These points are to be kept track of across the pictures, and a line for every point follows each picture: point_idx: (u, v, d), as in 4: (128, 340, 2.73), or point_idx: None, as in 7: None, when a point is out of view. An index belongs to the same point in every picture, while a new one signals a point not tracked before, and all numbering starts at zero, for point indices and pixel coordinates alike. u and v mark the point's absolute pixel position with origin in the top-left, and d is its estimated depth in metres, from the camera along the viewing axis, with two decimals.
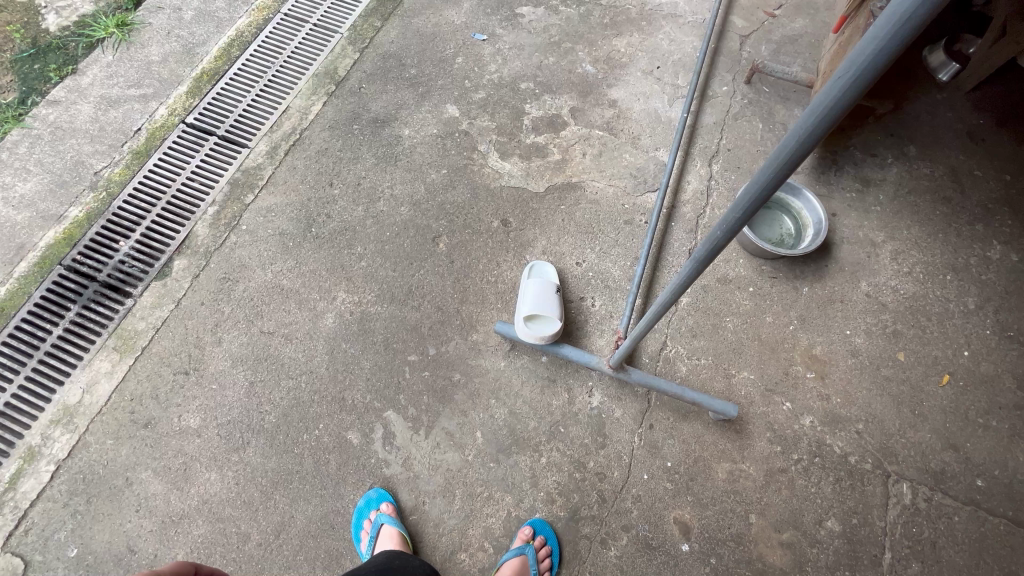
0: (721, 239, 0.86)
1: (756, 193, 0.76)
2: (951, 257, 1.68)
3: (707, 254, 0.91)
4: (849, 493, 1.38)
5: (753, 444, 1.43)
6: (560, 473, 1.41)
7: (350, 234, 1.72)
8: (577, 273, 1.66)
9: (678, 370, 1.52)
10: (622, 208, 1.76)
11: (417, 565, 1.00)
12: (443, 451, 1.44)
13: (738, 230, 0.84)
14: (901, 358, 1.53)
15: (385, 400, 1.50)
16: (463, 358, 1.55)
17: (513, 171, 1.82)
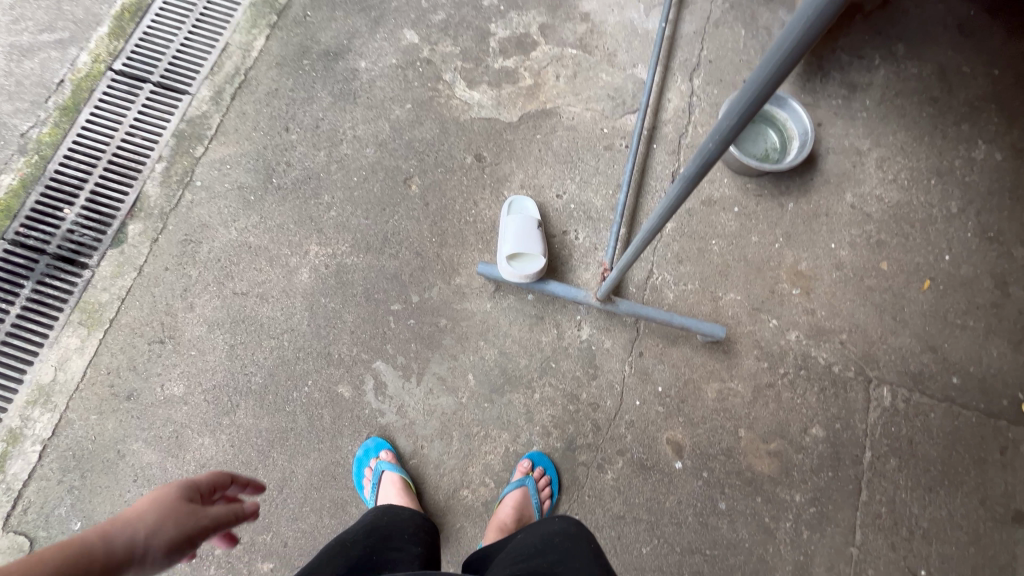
0: (712, 154, 0.78)
1: (751, 97, 0.67)
2: (936, 161, 1.64)
3: (697, 171, 0.83)
4: (833, 401, 1.42)
5: (740, 362, 1.45)
6: (555, 406, 1.42)
7: (315, 182, 1.61)
8: (559, 205, 1.59)
9: (666, 297, 1.51)
10: (600, 133, 1.66)
11: (406, 518, 1.02)
12: (437, 396, 1.44)
13: (730, 141, 0.76)
14: (884, 268, 1.54)
15: (373, 351, 1.47)
16: (448, 302, 1.51)
17: (483, 101, 1.69)
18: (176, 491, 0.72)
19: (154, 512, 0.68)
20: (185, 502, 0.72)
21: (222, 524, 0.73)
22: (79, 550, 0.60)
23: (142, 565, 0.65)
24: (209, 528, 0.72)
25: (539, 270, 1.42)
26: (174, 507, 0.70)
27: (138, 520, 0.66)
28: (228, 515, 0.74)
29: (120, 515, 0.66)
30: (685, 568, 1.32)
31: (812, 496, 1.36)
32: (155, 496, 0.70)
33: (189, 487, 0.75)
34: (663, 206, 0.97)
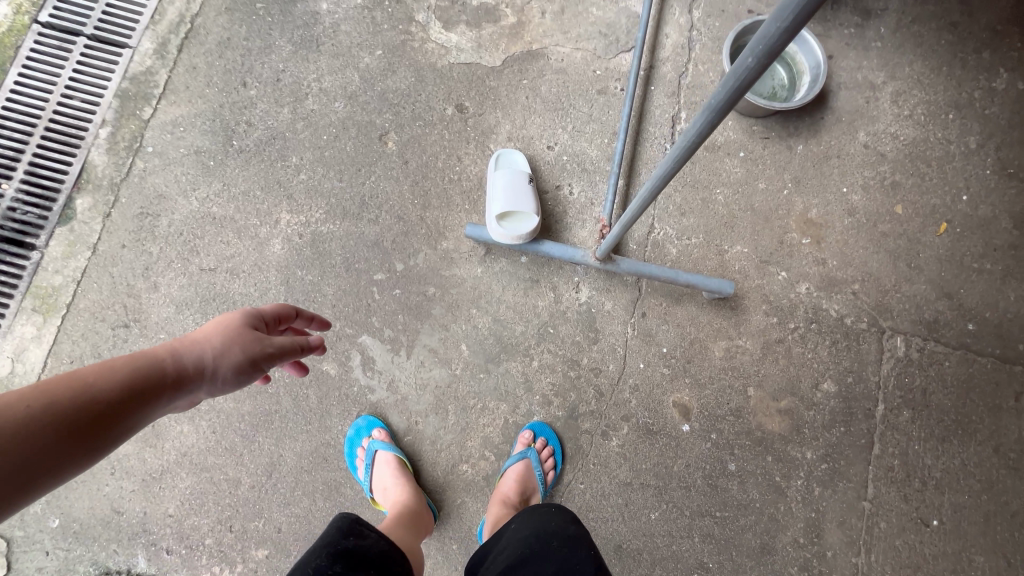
0: (748, 76, 0.60)
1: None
2: (955, 92, 1.52)
3: (726, 101, 0.66)
4: (845, 354, 1.36)
5: (749, 318, 1.37)
6: (554, 373, 1.34)
7: (280, 142, 1.46)
8: (550, 158, 1.46)
9: (669, 253, 1.41)
10: (593, 75, 1.51)
11: (371, 544, 0.91)
12: (429, 369, 1.35)
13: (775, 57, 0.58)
14: (899, 211, 1.44)
15: (357, 325, 1.37)
16: (435, 269, 1.40)
17: (462, 44, 1.52)
18: (241, 321, 0.85)
19: (221, 337, 0.81)
20: (250, 331, 0.84)
21: (283, 351, 0.85)
22: (159, 361, 0.75)
23: (217, 379, 0.79)
24: (272, 354, 0.83)
25: (532, 230, 1.30)
26: (238, 335, 0.82)
27: (209, 341, 0.80)
28: (288, 345, 0.85)
29: (195, 336, 0.80)
30: (695, 531, 1.29)
31: (824, 453, 1.32)
32: (221, 324, 0.83)
33: (249, 321, 0.87)
34: (679, 148, 0.80)
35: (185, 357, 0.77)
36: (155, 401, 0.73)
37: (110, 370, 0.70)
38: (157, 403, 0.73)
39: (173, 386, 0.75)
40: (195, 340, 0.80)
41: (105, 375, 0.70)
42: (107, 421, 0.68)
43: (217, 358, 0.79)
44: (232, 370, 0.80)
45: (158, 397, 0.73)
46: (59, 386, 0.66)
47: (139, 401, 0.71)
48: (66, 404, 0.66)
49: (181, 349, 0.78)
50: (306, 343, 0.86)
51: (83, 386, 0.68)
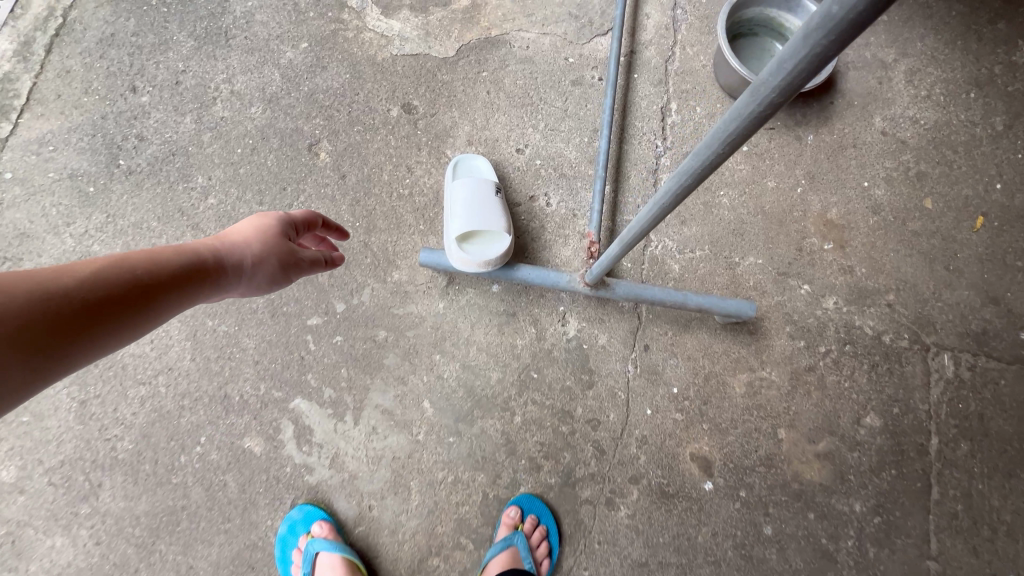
0: None
1: None
2: (973, 69, 1.33)
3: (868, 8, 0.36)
4: (887, 380, 1.13)
5: (771, 344, 1.14)
6: (542, 430, 1.07)
7: (181, 158, 1.16)
8: (520, 163, 1.21)
9: (670, 270, 1.16)
10: (565, 63, 1.27)
11: None
12: (384, 436, 1.06)
13: None
14: (928, 206, 1.24)
15: (288, 387, 1.07)
16: (385, 308, 1.12)
17: (406, 32, 1.26)
18: (280, 226, 0.77)
19: (261, 241, 0.74)
20: (287, 237, 0.78)
21: (316, 263, 0.81)
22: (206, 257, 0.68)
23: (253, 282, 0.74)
24: (306, 265, 0.80)
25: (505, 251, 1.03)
26: (276, 241, 0.76)
27: (249, 242, 0.73)
28: (318, 258, 0.82)
29: (234, 235, 0.73)
30: None
31: (875, 503, 1.08)
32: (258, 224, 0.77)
33: (285, 224, 0.79)
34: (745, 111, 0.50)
35: (229, 257, 0.70)
36: (199, 297, 0.67)
37: (153, 257, 0.63)
38: (199, 298, 0.67)
39: (215, 285, 0.68)
40: (234, 240, 0.73)
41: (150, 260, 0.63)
42: (153, 310, 0.62)
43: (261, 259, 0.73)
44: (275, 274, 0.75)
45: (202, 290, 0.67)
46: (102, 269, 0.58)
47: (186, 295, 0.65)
48: (115, 286, 0.58)
49: (218, 246, 0.70)
50: (333, 259, 0.83)
51: (126, 271, 0.60)
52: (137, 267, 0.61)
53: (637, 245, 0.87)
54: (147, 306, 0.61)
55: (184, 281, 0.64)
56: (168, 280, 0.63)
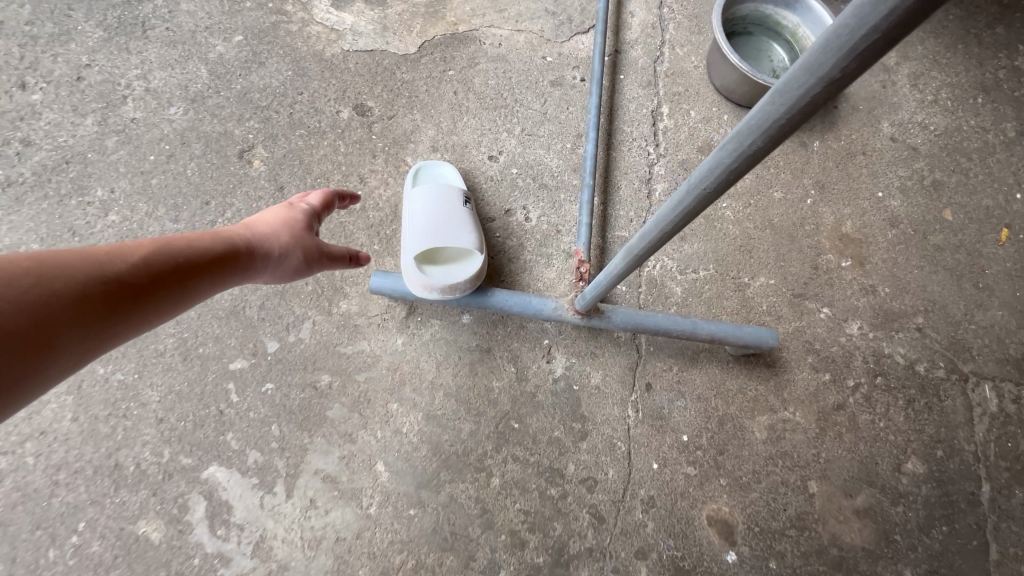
0: None
1: None
2: (977, 73, 1.25)
3: None
4: (926, 417, 0.97)
5: (792, 378, 0.97)
6: (526, 495, 0.86)
7: (78, 167, 0.94)
8: (494, 173, 1.04)
9: (672, 294, 0.99)
10: (543, 62, 1.12)
11: None
12: (325, 511, 0.83)
13: None
14: (949, 218, 1.11)
15: (200, 451, 0.84)
16: (330, 347, 0.90)
17: (359, 26, 1.10)
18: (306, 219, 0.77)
19: (289, 233, 0.74)
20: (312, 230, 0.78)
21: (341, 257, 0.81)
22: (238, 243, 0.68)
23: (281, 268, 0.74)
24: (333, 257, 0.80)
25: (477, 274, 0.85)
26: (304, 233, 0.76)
27: (279, 233, 0.73)
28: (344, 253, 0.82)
29: (264, 226, 0.73)
30: None
31: (928, 570, 0.89)
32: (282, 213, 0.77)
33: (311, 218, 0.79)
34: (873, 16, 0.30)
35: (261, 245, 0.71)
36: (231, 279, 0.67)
37: (191, 243, 0.63)
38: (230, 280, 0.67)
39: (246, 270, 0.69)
40: (262, 229, 0.73)
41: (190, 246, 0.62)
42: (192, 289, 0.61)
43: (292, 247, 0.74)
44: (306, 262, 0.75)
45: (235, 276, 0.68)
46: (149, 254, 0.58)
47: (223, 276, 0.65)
48: (160, 269, 0.58)
49: (247, 237, 0.70)
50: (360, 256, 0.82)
51: (168, 255, 0.60)
52: (179, 253, 0.61)
53: (660, 249, 0.65)
54: (187, 291, 0.61)
55: (220, 265, 0.65)
56: (207, 264, 0.63)
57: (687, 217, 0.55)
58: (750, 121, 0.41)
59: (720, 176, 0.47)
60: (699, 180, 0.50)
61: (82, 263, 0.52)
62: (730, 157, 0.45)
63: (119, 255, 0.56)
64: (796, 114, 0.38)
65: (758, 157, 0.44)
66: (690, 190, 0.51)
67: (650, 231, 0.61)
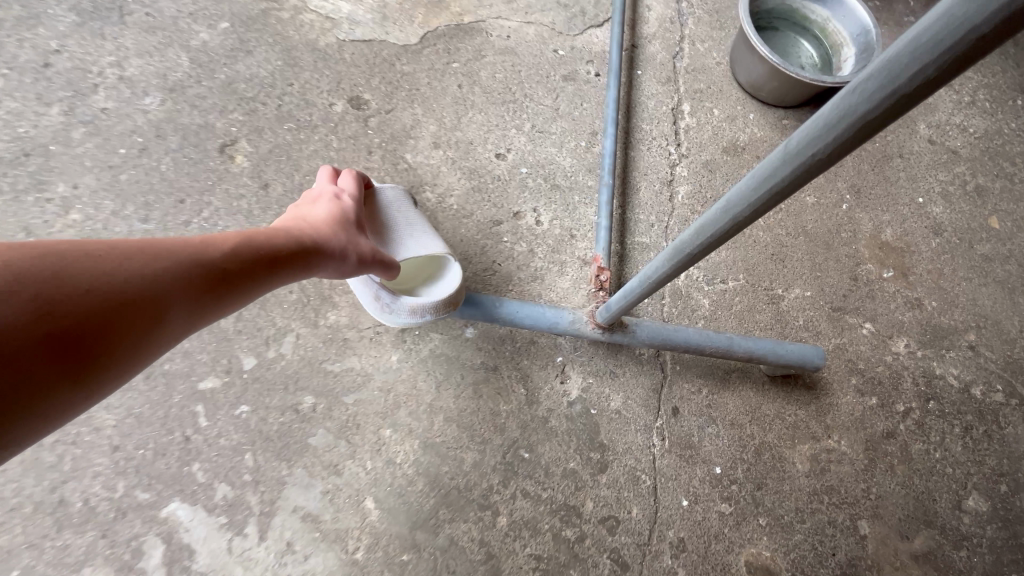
0: None
1: None
2: (1015, 74, 1.17)
3: None
4: (987, 448, 0.86)
5: (835, 402, 0.86)
6: (538, 538, 0.74)
7: (39, 159, 0.85)
8: (502, 172, 0.94)
9: (698, 306, 0.89)
10: (554, 56, 1.04)
11: None
12: (303, 557, 0.71)
13: None
14: (996, 226, 1.02)
15: (161, 484, 0.72)
16: (316, 364, 0.80)
17: (357, 14, 1.02)
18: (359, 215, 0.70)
19: (346, 230, 0.65)
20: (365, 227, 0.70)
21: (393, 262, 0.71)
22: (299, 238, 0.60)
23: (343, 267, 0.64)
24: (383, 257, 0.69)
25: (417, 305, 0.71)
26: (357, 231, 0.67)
27: (338, 229, 0.65)
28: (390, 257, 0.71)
29: (324, 223, 0.64)
30: None
31: None
32: (336, 194, 0.70)
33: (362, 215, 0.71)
34: None
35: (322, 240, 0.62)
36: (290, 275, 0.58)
37: (257, 240, 0.55)
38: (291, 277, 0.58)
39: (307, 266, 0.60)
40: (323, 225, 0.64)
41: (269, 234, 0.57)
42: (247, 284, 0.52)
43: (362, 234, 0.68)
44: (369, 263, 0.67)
45: (309, 274, 0.60)
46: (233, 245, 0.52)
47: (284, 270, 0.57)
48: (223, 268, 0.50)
49: (310, 234, 0.61)
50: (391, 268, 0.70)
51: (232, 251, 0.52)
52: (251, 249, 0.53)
53: (747, 226, 0.47)
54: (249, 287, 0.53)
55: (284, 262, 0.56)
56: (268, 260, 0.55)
57: (823, 164, 0.37)
58: (918, 39, 0.29)
59: (843, 131, 0.34)
60: (806, 141, 0.37)
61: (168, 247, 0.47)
62: (869, 100, 0.32)
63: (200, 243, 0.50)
64: (1009, 18, 0.26)
65: (912, 100, 0.31)
66: (789, 157, 0.38)
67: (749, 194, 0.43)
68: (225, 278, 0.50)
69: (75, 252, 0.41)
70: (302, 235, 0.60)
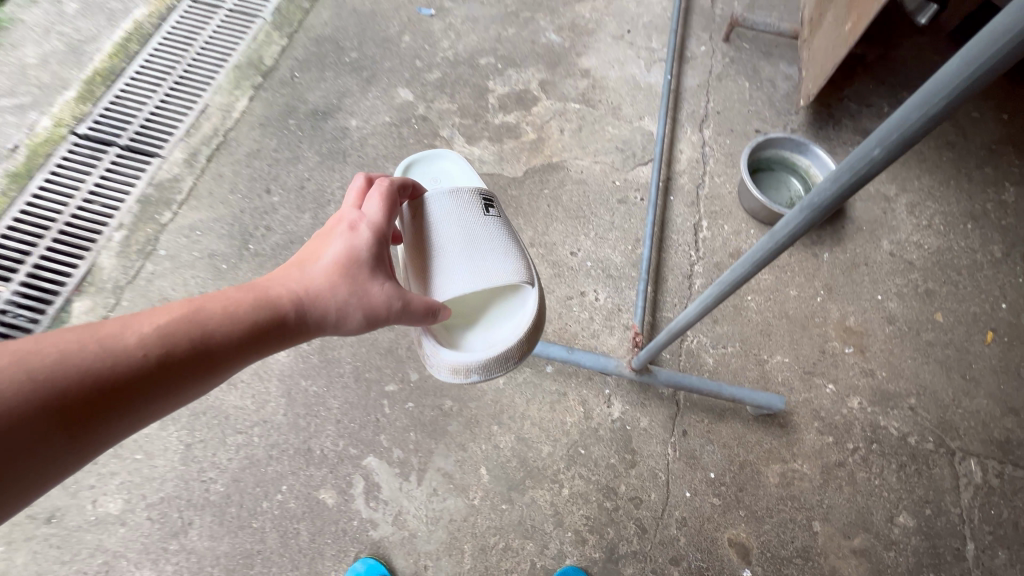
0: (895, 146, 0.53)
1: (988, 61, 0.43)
2: (968, 204, 1.55)
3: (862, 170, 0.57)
4: (917, 481, 1.20)
5: (801, 437, 1.23)
6: (588, 504, 1.16)
7: (298, 246, 1.42)
8: (575, 264, 1.42)
9: (705, 363, 1.31)
10: (613, 186, 1.54)
11: None
12: (443, 498, 1.17)
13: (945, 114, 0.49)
14: (940, 319, 1.38)
15: (363, 445, 1.21)
16: (453, 381, 1.28)
17: (485, 156, 1.57)
18: (363, 261, 0.75)
19: (338, 289, 0.72)
20: (367, 274, 0.75)
21: (390, 312, 0.76)
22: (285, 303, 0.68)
23: (331, 323, 0.72)
24: (378, 309, 0.74)
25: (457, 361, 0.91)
26: (352, 284, 0.73)
27: (329, 290, 0.71)
28: (389, 306, 0.75)
29: (318, 282, 0.71)
30: None
31: None
32: (353, 235, 0.76)
33: (365, 260, 0.76)
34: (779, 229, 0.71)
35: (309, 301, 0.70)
36: (274, 336, 0.67)
37: (237, 313, 0.64)
38: (277, 337, 0.67)
39: (292, 327, 0.68)
40: (318, 284, 0.71)
41: (233, 306, 0.64)
42: (225, 354, 0.62)
43: (349, 289, 0.73)
44: (360, 319, 0.73)
45: (296, 333, 0.69)
46: (210, 325, 0.62)
47: (267, 332, 0.66)
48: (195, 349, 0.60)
49: (298, 298, 0.69)
50: (384, 314, 0.75)
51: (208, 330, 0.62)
52: (227, 326, 0.63)
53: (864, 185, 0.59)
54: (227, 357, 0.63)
55: (266, 328, 0.66)
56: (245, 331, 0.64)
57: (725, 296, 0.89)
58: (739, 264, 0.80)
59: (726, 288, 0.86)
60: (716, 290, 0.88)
61: (130, 339, 0.56)
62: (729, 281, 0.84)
63: (151, 327, 0.58)
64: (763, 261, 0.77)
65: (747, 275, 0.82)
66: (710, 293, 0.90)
67: (851, 170, 0.58)
68: (192, 356, 0.60)
69: (34, 359, 0.51)
70: (288, 301, 0.69)
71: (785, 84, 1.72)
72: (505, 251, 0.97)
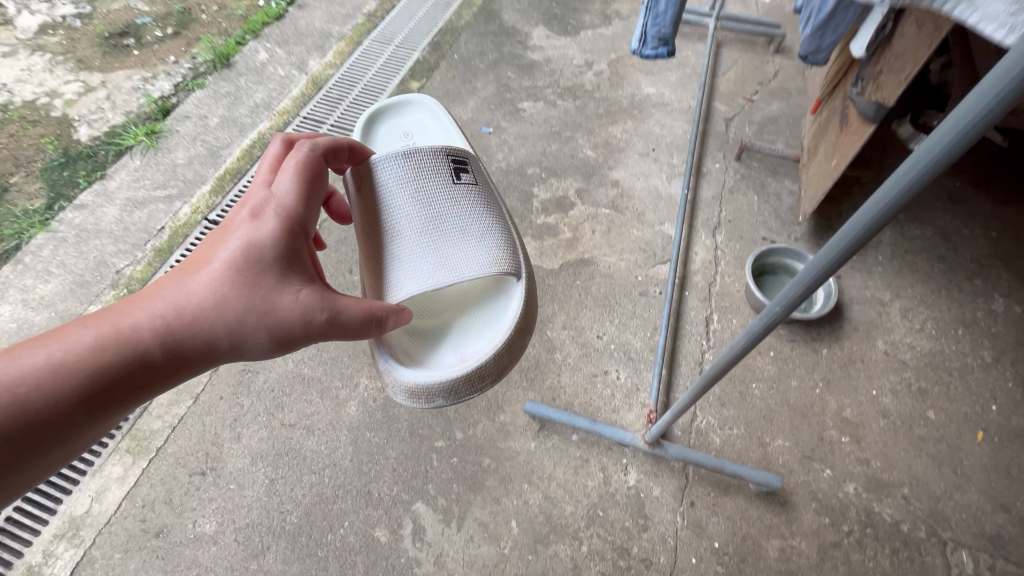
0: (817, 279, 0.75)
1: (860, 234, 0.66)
2: (958, 311, 1.73)
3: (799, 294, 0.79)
4: (908, 566, 1.31)
5: (799, 516, 1.37)
6: (604, 561, 1.33)
7: None
8: (600, 346, 1.67)
9: (712, 442, 1.49)
10: (635, 280, 1.81)
11: None
12: (478, 545, 1.36)
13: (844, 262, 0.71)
14: (932, 416, 1.53)
15: (414, 492, 1.43)
16: (492, 441, 1.50)
17: (528, 250, 1.88)
18: (263, 265, 0.83)
19: (237, 296, 0.80)
20: (269, 280, 0.83)
21: (292, 313, 0.83)
22: (188, 313, 0.78)
23: (238, 329, 0.81)
24: (281, 313, 0.82)
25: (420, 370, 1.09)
26: (250, 291, 0.81)
27: (228, 298, 0.80)
28: (294, 312, 0.83)
29: (219, 291, 0.80)
30: None
31: None
32: (253, 235, 0.84)
33: (267, 265, 0.83)
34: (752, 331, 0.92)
35: (214, 309, 0.80)
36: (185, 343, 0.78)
37: (141, 328, 0.75)
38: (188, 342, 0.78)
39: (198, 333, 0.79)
40: (217, 289, 0.80)
41: (140, 322, 0.76)
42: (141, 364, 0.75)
43: (256, 292, 0.81)
44: (263, 324, 0.82)
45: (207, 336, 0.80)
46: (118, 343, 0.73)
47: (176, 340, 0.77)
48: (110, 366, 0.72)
49: (199, 304, 0.79)
50: (289, 316, 0.83)
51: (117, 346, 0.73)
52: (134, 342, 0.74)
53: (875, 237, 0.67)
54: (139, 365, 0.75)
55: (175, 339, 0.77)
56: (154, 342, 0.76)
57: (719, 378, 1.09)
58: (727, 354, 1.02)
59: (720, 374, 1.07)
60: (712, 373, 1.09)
61: (57, 366, 0.69)
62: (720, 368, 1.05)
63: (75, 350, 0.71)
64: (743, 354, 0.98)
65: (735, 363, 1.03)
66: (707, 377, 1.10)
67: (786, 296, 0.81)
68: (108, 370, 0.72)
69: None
70: (187, 307, 0.79)
71: (789, 199, 2.00)
72: (477, 221, 1.19)
